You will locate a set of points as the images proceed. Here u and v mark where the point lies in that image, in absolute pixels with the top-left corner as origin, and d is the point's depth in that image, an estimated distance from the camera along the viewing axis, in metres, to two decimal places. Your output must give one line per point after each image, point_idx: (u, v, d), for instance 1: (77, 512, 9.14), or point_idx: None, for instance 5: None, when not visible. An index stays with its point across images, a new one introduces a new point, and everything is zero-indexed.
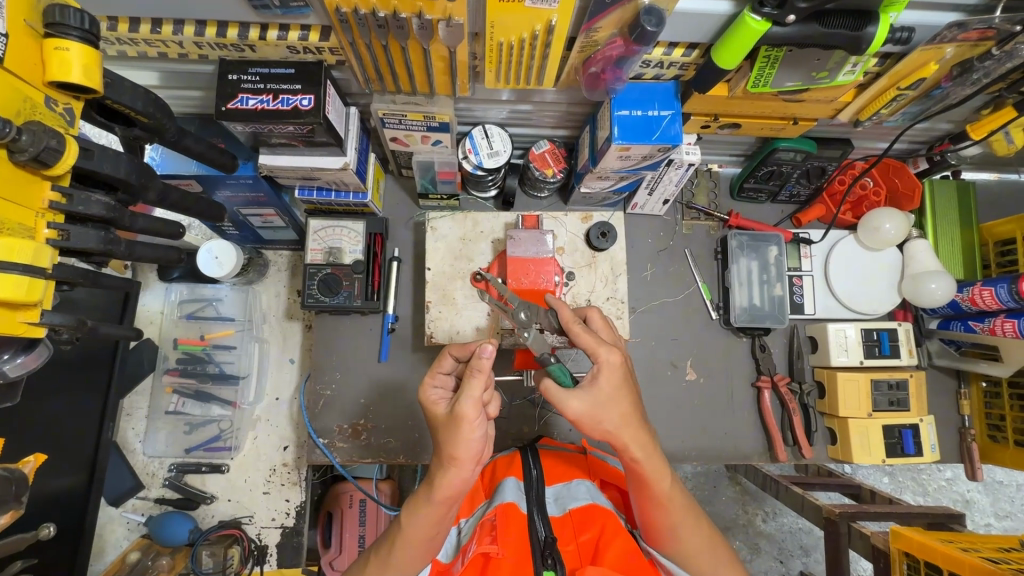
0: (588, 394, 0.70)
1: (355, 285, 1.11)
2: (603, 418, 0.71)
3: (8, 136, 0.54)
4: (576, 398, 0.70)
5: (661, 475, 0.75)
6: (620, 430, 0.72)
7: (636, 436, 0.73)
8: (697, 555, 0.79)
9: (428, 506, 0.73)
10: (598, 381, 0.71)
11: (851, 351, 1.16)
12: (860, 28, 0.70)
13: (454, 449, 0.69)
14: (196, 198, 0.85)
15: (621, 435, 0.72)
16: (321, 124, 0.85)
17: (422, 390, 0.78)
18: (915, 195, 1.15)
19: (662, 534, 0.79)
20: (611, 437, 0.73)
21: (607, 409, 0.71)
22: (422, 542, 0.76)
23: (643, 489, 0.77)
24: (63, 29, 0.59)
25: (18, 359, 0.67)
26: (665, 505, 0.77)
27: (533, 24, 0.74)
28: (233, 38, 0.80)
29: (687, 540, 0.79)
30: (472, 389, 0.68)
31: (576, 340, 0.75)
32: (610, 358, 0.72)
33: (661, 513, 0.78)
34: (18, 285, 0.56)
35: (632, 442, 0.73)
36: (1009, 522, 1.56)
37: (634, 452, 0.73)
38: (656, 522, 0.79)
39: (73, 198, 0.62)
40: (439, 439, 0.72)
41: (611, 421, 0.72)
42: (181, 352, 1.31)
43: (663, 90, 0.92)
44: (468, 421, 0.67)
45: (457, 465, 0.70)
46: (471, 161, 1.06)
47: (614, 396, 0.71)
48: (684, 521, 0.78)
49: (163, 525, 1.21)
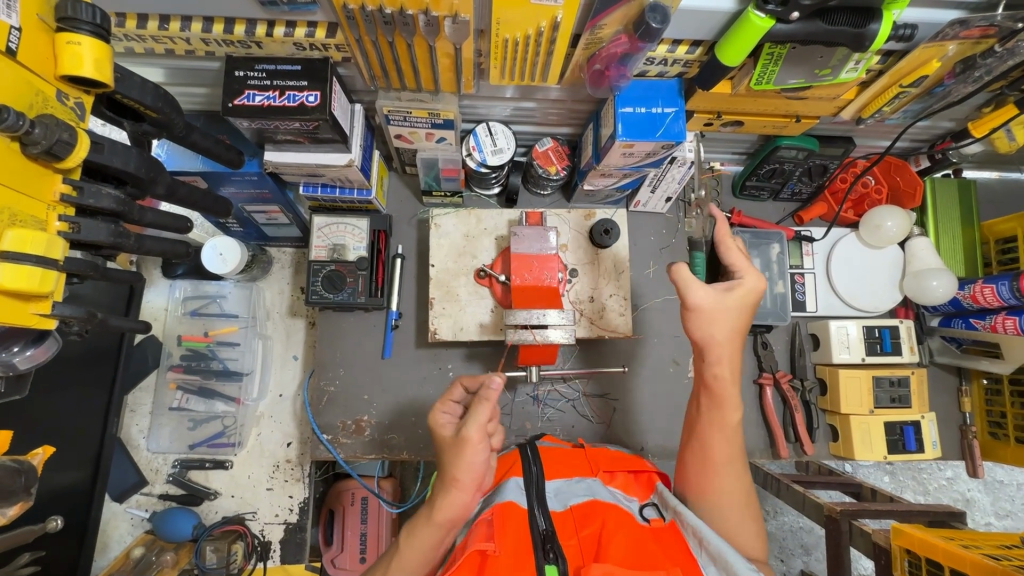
0: (715, 293, 0.84)
1: (359, 281, 1.12)
2: (711, 323, 0.84)
3: (21, 129, 0.54)
4: (703, 290, 0.84)
5: (733, 403, 0.85)
6: (722, 343, 0.84)
7: (726, 354, 0.84)
8: (731, 505, 0.82)
9: (426, 531, 0.74)
10: (731, 291, 0.85)
11: (852, 348, 1.17)
12: (862, 26, 0.71)
13: (455, 471, 0.72)
14: (202, 193, 0.86)
15: (721, 347, 0.84)
16: (327, 121, 0.86)
17: (432, 414, 0.81)
18: (917, 192, 1.16)
19: (705, 477, 0.84)
20: (707, 344, 0.85)
21: (720, 318, 0.84)
22: (420, 567, 0.75)
23: (715, 413, 0.85)
24: (74, 24, 0.60)
25: (27, 351, 0.68)
26: (722, 436, 0.84)
27: (539, 21, 0.75)
28: (240, 35, 0.80)
29: (727, 485, 0.83)
30: (478, 416, 0.72)
31: (726, 257, 0.90)
32: (754, 282, 0.86)
33: (718, 446, 0.84)
34: (31, 275, 0.57)
35: (724, 359, 0.84)
36: (1009, 521, 1.56)
37: (721, 368, 0.84)
38: (711, 457, 0.84)
39: (84, 190, 0.63)
40: (444, 460, 0.74)
41: (716, 332, 0.84)
42: (186, 349, 1.30)
43: (667, 88, 0.93)
44: (472, 445, 0.71)
45: (459, 488, 0.72)
46: (475, 158, 1.06)
47: (732, 311, 0.84)
48: (734, 465, 0.84)
49: (168, 521, 1.21)
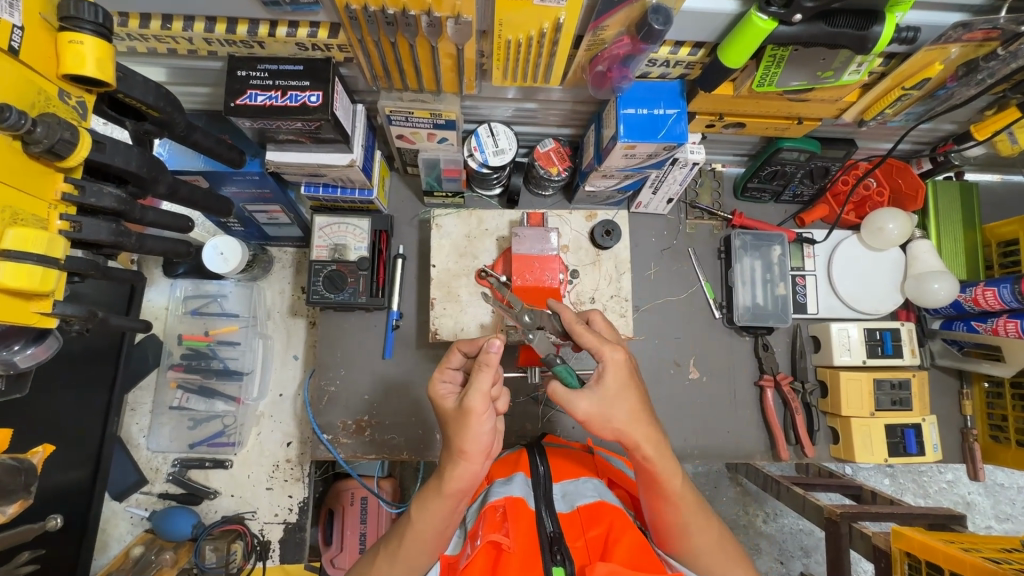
0: (596, 393, 0.72)
1: (360, 282, 1.12)
2: (611, 415, 0.72)
3: (22, 128, 0.54)
4: (584, 399, 0.72)
5: (671, 474, 0.76)
6: (630, 428, 0.73)
7: (645, 432, 0.73)
8: (710, 557, 0.79)
9: (435, 503, 0.74)
10: (604, 380, 0.73)
11: (853, 350, 1.16)
12: (865, 28, 0.70)
13: (463, 443, 0.70)
14: (204, 193, 0.86)
15: (631, 432, 0.73)
16: (329, 121, 0.86)
17: (432, 387, 0.79)
18: (918, 195, 1.16)
19: (673, 535, 0.80)
20: (622, 436, 0.74)
21: (616, 405, 0.72)
22: (431, 538, 0.76)
23: (654, 488, 0.77)
24: (77, 23, 0.60)
25: (28, 349, 0.68)
26: (672, 504, 0.77)
27: (541, 22, 0.75)
28: (243, 35, 0.80)
29: (699, 542, 0.79)
30: (480, 383, 0.69)
31: (579, 340, 0.77)
32: (615, 356, 0.74)
33: (669, 510, 0.78)
34: (31, 275, 0.57)
35: (644, 440, 0.73)
36: (1009, 524, 1.56)
37: (647, 451, 0.74)
38: (665, 519, 0.79)
39: (85, 189, 0.63)
40: (449, 432, 0.73)
41: (621, 418, 0.72)
42: (186, 348, 1.31)
43: (669, 89, 0.93)
44: (476, 415, 0.69)
45: (466, 459, 0.71)
46: (477, 159, 1.06)
47: (622, 392, 0.73)
48: (695, 520, 0.79)
49: (169, 520, 1.22)
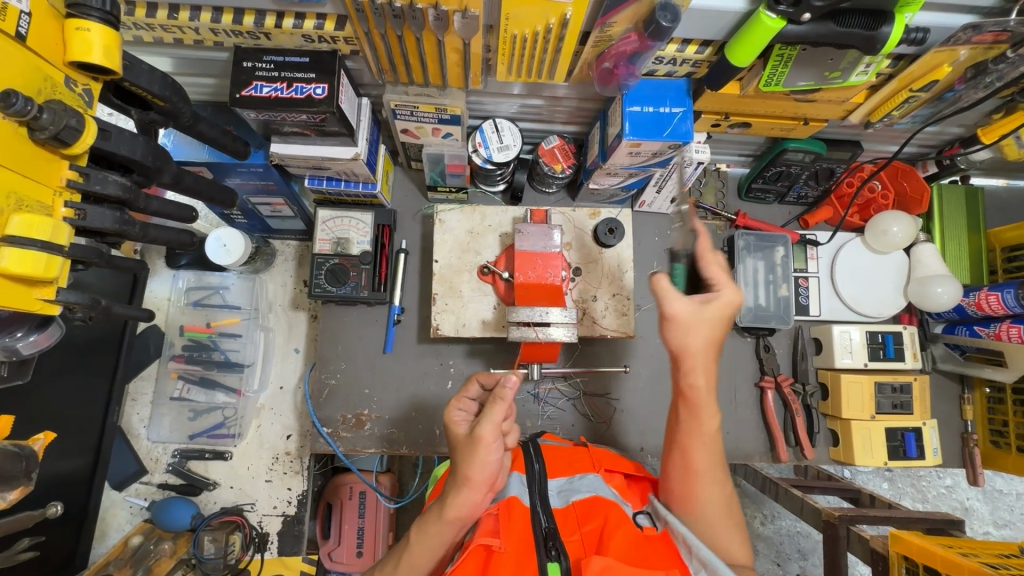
0: (692, 304, 0.80)
1: (362, 276, 1.12)
2: (692, 333, 0.80)
3: (28, 114, 0.54)
4: (681, 301, 0.80)
5: (710, 412, 0.81)
6: (693, 352, 0.80)
7: (702, 362, 0.80)
8: (716, 512, 0.79)
9: (434, 528, 0.74)
10: (709, 303, 0.80)
11: (855, 353, 1.16)
12: (873, 28, 0.70)
13: (469, 470, 0.72)
14: (208, 183, 0.86)
15: (694, 355, 0.80)
16: (334, 113, 0.86)
17: (447, 412, 0.81)
18: (924, 198, 1.17)
19: (690, 482, 0.80)
20: (681, 351, 0.81)
21: (694, 326, 0.80)
22: (429, 564, 0.76)
23: (693, 428, 0.81)
24: (84, 10, 0.60)
25: (31, 337, 0.68)
26: (703, 445, 0.81)
27: (548, 18, 0.74)
28: (249, 26, 0.80)
29: (710, 493, 0.79)
30: (493, 414, 0.73)
31: (704, 267, 0.84)
32: (730, 295, 0.80)
33: (698, 459, 0.80)
34: (36, 260, 0.57)
35: (696, 370, 0.80)
36: (1007, 530, 1.56)
37: (697, 380, 0.80)
38: (689, 469, 0.80)
39: (89, 176, 0.63)
40: (456, 458, 0.75)
41: (692, 340, 0.80)
42: (187, 339, 1.31)
43: (675, 88, 0.93)
44: (486, 443, 0.72)
45: (472, 487, 0.72)
46: (481, 154, 1.07)
47: (708, 323, 0.80)
48: (716, 477, 0.80)
49: (166, 510, 1.22)
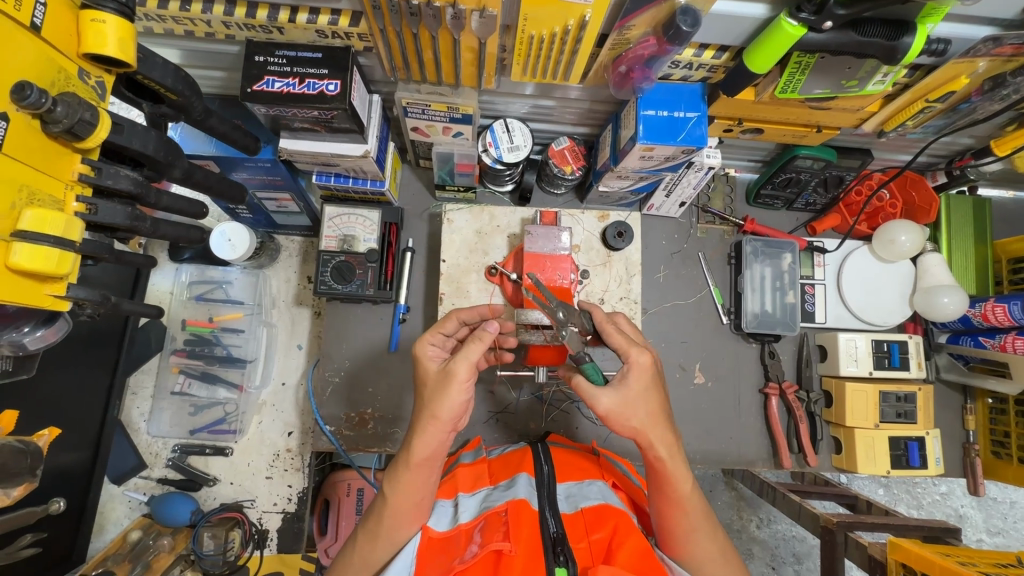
0: (618, 390, 0.72)
1: (368, 274, 1.11)
2: (632, 413, 0.72)
3: (43, 107, 0.53)
4: (606, 395, 0.72)
5: (682, 476, 0.76)
6: (646, 427, 0.73)
7: (661, 434, 0.74)
8: (714, 566, 0.78)
9: (407, 474, 0.75)
10: (627, 380, 0.73)
11: (860, 361, 1.16)
12: (896, 38, 0.70)
13: (437, 407, 0.72)
14: (217, 178, 0.85)
15: (648, 432, 0.73)
16: (346, 110, 0.85)
17: (420, 346, 0.79)
18: (932, 209, 1.15)
19: (679, 541, 0.78)
20: (637, 435, 0.74)
21: (637, 405, 0.72)
22: (408, 510, 0.77)
23: (664, 490, 0.77)
24: (100, 1, 0.58)
25: (38, 332, 0.67)
26: (681, 507, 0.77)
27: (566, 19, 0.74)
28: (263, 20, 0.79)
29: (704, 549, 0.78)
30: (469, 353, 0.72)
31: (608, 338, 0.78)
32: (640, 359, 0.74)
33: (677, 516, 0.78)
34: (49, 256, 0.56)
35: (656, 440, 0.74)
36: (1000, 538, 1.57)
37: (659, 451, 0.74)
38: (672, 526, 0.78)
39: (102, 171, 0.62)
40: (425, 395, 0.75)
41: (638, 419, 0.73)
42: (189, 333, 1.30)
43: (689, 92, 0.92)
44: (459, 381, 0.72)
45: (436, 424, 0.73)
46: (491, 154, 1.06)
47: (643, 395, 0.73)
48: (701, 528, 0.78)
49: (166, 506, 1.21)
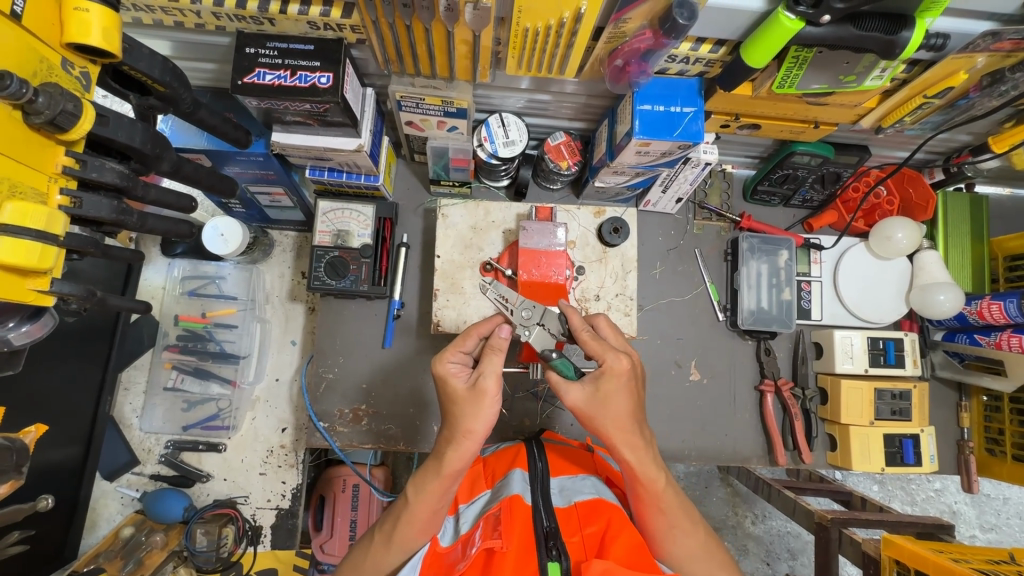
0: (587, 389, 0.73)
1: (362, 269, 1.09)
2: (600, 416, 0.73)
3: (24, 98, 0.53)
4: (576, 389, 0.74)
5: (654, 477, 0.75)
6: (612, 431, 0.73)
7: (627, 437, 0.74)
8: (697, 564, 0.77)
9: (434, 483, 0.75)
10: (598, 382, 0.73)
11: (855, 359, 1.16)
12: (894, 33, 0.69)
13: (471, 423, 0.72)
14: (208, 172, 0.83)
15: (613, 435, 0.73)
16: (338, 103, 0.84)
17: (440, 363, 0.76)
18: (929, 206, 1.15)
19: (659, 539, 0.79)
20: (603, 436, 0.74)
21: (607, 406, 0.72)
22: (422, 521, 0.76)
23: (639, 491, 0.77)
24: None
25: (23, 327, 0.66)
26: (655, 505, 0.77)
27: (561, 11, 0.73)
28: (253, 11, 0.78)
29: (683, 547, 0.78)
30: (492, 364, 0.74)
31: (584, 344, 0.75)
32: (615, 364, 0.72)
33: (654, 514, 0.78)
34: (30, 251, 0.56)
35: (622, 443, 0.74)
36: (993, 534, 1.58)
37: (626, 454, 0.74)
38: (651, 524, 0.79)
39: (86, 164, 0.61)
40: (456, 410, 0.74)
41: (604, 421, 0.73)
42: (182, 329, 1.28)
43: (686, 87, 0.91)
44: (490, 396, 0.72)
45: (469, 438, 0.73)
46: (486, 149, 1.05)
47: (613, 398, 0.72)
48: (681, 524, 0.78)
49: (158, 503, 1.20)
